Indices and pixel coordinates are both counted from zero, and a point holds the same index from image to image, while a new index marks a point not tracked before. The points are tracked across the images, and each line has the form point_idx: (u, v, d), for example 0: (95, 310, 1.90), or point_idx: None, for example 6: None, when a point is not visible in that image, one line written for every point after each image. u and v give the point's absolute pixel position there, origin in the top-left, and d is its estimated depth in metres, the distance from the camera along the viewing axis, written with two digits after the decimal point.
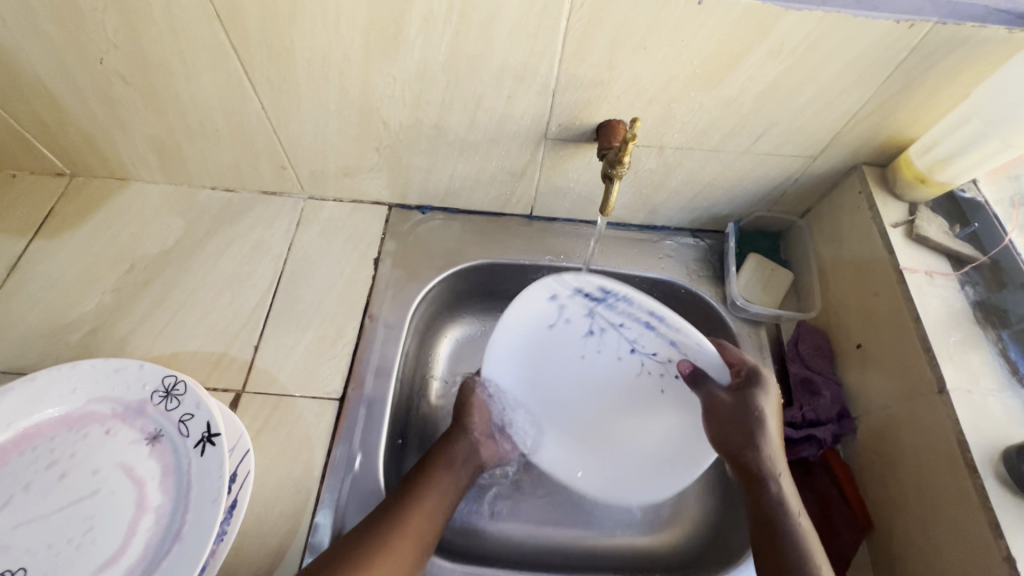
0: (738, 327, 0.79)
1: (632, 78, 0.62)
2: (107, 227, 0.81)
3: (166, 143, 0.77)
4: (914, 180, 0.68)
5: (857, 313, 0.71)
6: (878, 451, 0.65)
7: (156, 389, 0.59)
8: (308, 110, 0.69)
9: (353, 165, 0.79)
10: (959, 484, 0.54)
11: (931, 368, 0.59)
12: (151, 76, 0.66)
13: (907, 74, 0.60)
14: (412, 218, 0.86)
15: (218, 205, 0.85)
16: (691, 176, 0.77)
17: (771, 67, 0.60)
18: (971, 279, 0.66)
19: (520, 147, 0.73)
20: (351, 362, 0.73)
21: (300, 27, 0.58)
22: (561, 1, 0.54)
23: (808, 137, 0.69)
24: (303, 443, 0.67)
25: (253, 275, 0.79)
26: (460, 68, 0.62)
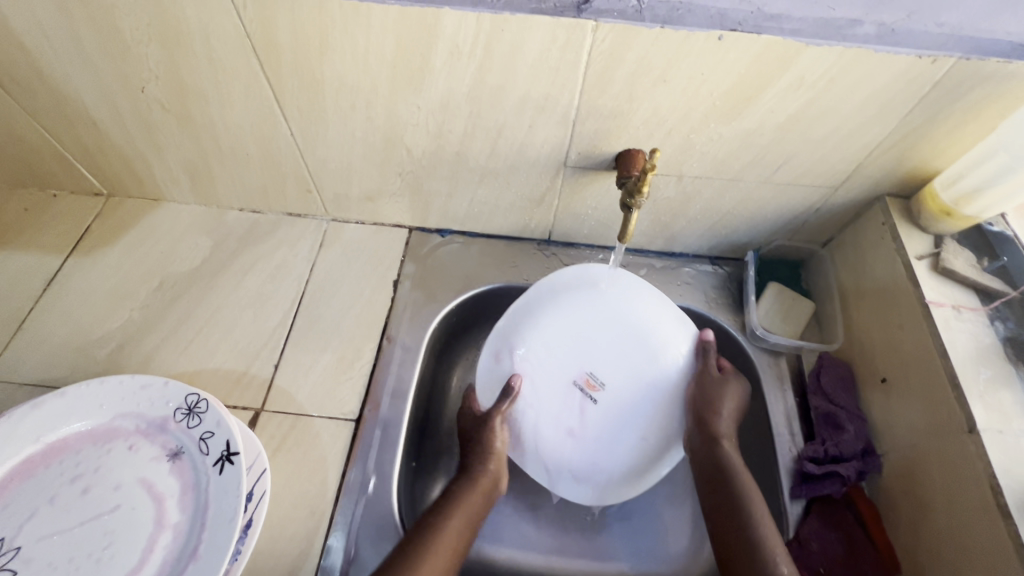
0: (758, 357, 0.78)
1: (652, 109, 0.63)
2: (139, 246, 0.84)
3: (199, 166, 0.80)
4: (939, 214, 0.67)
5: (882, 346, 0.69)
6: (907, 491, 0.63)
7: (179, 406, 0.61)
8: (335, 137, 0.72)
9: (376, 190, 0.81)
10: (995, 530, 0.52)
11: (961, 407, 0.57)
12: (189, 104, 0.69)
13: (931, 107, 0.59)
14: (431, 241, 0.88)
15: (245, 226, 0.87)
16: (710, 204, 0.77)
17: (791, 99, 0.60)
18: (1001, 314, 0.64)
19: (540, 174, 0.74)
20: (368, 384, 0.74)
21: (331, 58, 0.60)
22: (582, 36, 0.55)
23: (829, 168, 0.69)
24: (318, 464, 0.68)
25: (275, 294, 0.81)
26: (482, 98, 0.63)
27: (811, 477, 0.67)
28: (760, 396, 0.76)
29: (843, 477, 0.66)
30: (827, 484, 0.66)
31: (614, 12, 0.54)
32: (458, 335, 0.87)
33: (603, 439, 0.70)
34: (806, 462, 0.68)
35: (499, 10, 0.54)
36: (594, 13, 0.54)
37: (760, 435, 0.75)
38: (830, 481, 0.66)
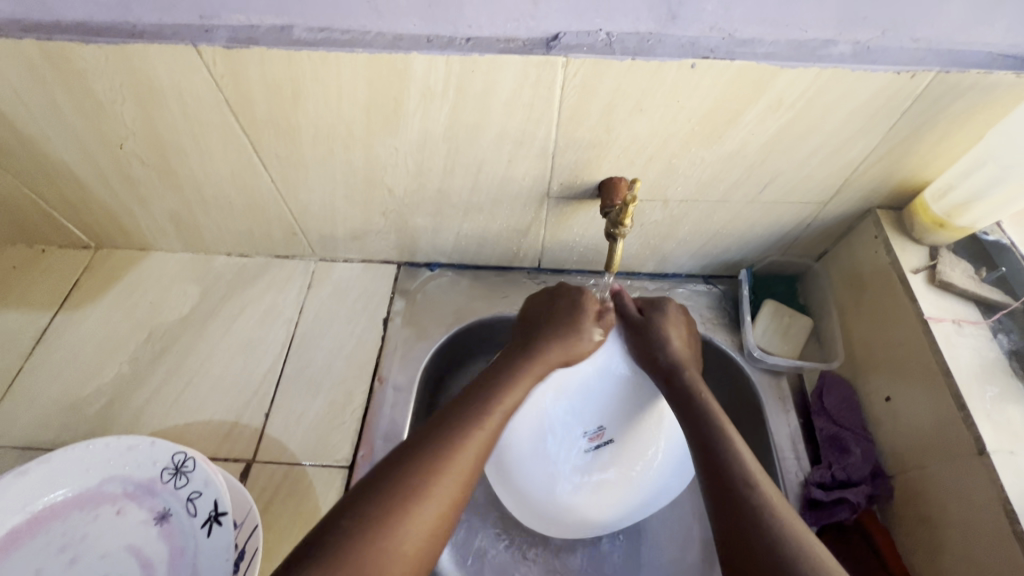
0: (758, 378, 0.76)
1: (630, 138, 0.62)
2: (127, 297, 0.84)
3: (183, 215, 0.80)
4: (932, 225, 0.66)
5: (884, 363, 0.67)
6: (919, 517, 0.60)
7: (166, 466, 0.60)
8: (315, 180, 0.71)
9: (361, 229, 0.80)
10: (1012, 560, 0.50)
11: (968, 428, 0.55)
12: (167, 157, 0.69)
13: (915, 121, 0.58)
14: (420, 276, 0.87)
15: (233, 271, 0.87)
16: (699, 226, 0.75)
17: (771, 121, 0.59)
18: (1003, 326, 0.62)
19: (524, 206, 0.73)
20: (360, 428, 0.73)
21: (304, 106, 0.60)
22: (553, 72, 0.55)
23: (816, 184, 0.68)
24: (312, 515, 0.66)
25: (265, 340, 0.80)
26: (459, 137, 0.63)
27: (819, 504, 0.65)
28: (763, 419, 0.74)
29: (852, 502, 0.64)
30: (836, 510, 0.64)
31: (584, 47, 0.53)
32: (451, 369, 0.86)
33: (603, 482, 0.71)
34: (814, 489, 0.66)
35: (468, 51, 0.53)
36: (564, 50, 0.53)
37: (765, 459, 0.72)
38: (838, 507, 0.64)
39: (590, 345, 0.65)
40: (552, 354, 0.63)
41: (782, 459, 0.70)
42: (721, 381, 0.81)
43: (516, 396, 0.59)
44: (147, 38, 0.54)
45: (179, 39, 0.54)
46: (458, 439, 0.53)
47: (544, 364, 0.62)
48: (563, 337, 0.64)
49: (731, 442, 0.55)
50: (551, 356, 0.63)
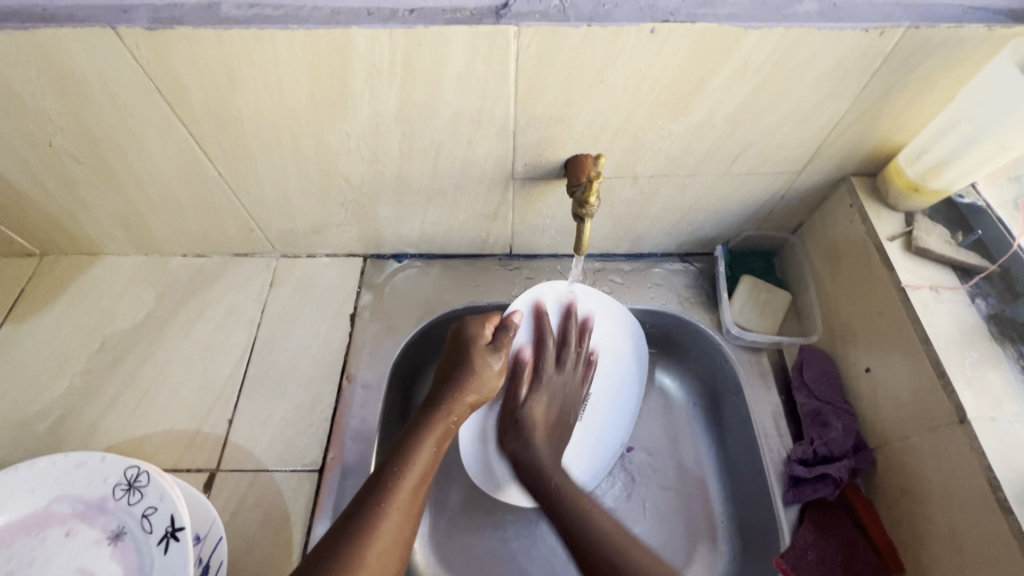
0: (736, 356, 0.75)
1: (593, 112, 0.59)
2: (77, 306, 0.80)
3: (130, 216, 0.75)
4: (906, 190, 0.64)
5: (863, 334, 0.66)
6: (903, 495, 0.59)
7: (118, 482, 0.56)
8: (266, 173, 0.67)
9: (321, 222, 0.77)
10: (997, 530, 0.49)
11: (948, 396, 0.54)
12: (103, 154, 0.64)
13: (886, 81, 0.56)
14: (388, 268, 0.83)
15: (190, 272, 0.83)
16: (671, 202, 0.73)
17: (738, 88, 0.57)
18: (980, 291, 0.61)
19: (489, 190, 0.70)
20: (329, 430, 0.70)
21: (243, 92, 0.56)
22: (506, 43, 0.51)
23: (788, 153, 0.65)
24: (282, 522, 0.63)
25: (226, 343, 0.77)
26: (413, 118, 0.59)
27: (802, 481, 0.64)
28: (743, 397, 0.72)
29: (835, 478, 0.62)
30: (819, 487, 0.63)
31: (536, 14, 0.50)
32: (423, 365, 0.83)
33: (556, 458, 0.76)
34: (796, 466, 0.64)
35: (412, 23, 0.50)
36: (515, 18, 0.50)
37: (747, 439, 0.71)
38: (821, 483, 0.63)
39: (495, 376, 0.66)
40: (465, 396, 0.64)
41: (764, 438, 0.68)
42: (701, 360, 0.80)
43: (430, 444, 0.60)
44: (61, 21, 0.50)
45: (96, 22, 0.50)
46: (389, 507, 0.55)
47: (457, 408, 0.63)
48: (467, 380, 0.64)
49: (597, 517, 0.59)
50: (466, 399, 0.64)
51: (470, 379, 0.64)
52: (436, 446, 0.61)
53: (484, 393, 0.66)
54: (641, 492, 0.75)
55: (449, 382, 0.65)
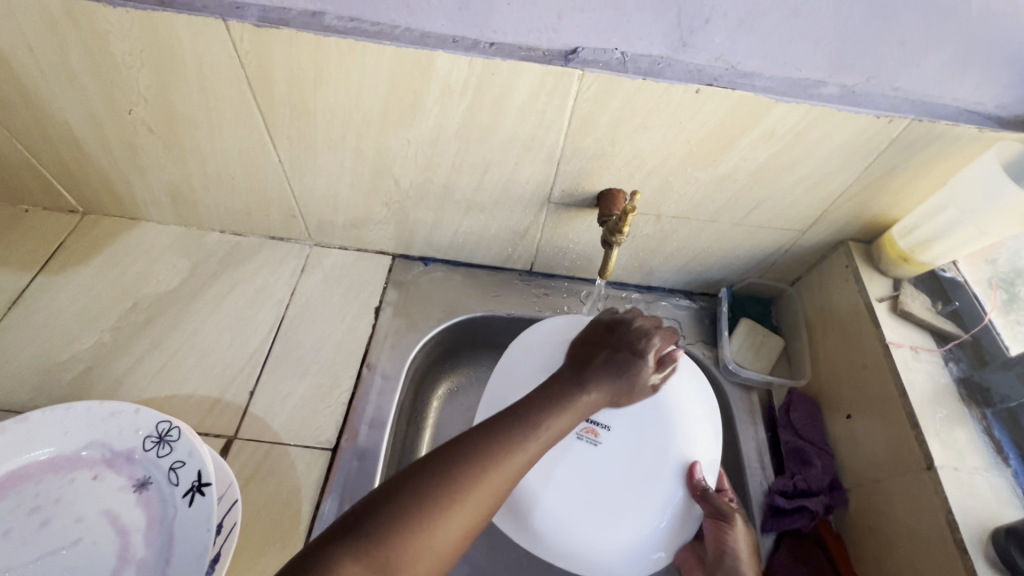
0: (731, 391, 0.81)
1: (632, 153, 0.66)
2: (113, 265, 0.83)
3: (182, 187, 0.79)
4: (897, 259, 0.72)
5: (848, 383, 0.73)
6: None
7: (149, 434, 0.59)
8: (324, 165, 0.72)
9: (362, 217, 0.82)
10: (951, 565, 0.54)
11: (920, 444, 0.60)
12: (176, 128, 0.69)
13: (889, 161, 0.64)
14: (415, 269, 0.88)
15: (227, 248, 0.87)
16: (686, 243, 0.80)
17: (763, 149, 0.64)
18: (954, 355, 0.68)
19: (524, 209, 0.76)
20: (346, 413, 0.73)
21: (324, 92, 0.62)
22: (570, 83, 0.58)
23: (797, 214, 0.73)
24: (292, 494, 0.66)
25: (254, 319, 0.80)
26: (472, 136, 0.66)
27: (780, 511, 0.69)
28: (734, 430, 0.78)
29: (812, 511, 0.68)
30: (795, 517, 0.68)
31: (600, 63, 0.57)
32: (461, 353, 0.90)
33: (644, 479, 0.61)
34: (776, 497, 0.70)
35: (491, 55, 0.56)
36: (581, 63, 0.57)
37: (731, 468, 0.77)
38: (798, 515, 0.68)
39: None
40: None
41: (749, 469, 0.74)
42: None
43: (549, 434, 0.52)
44: (175, 7, 0.55)
45: (209, 13, 0.55)
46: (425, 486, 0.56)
47: (510, 468, 0.48)
48: (499, 449, 0.49)
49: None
50: (522, 454, 0.50)
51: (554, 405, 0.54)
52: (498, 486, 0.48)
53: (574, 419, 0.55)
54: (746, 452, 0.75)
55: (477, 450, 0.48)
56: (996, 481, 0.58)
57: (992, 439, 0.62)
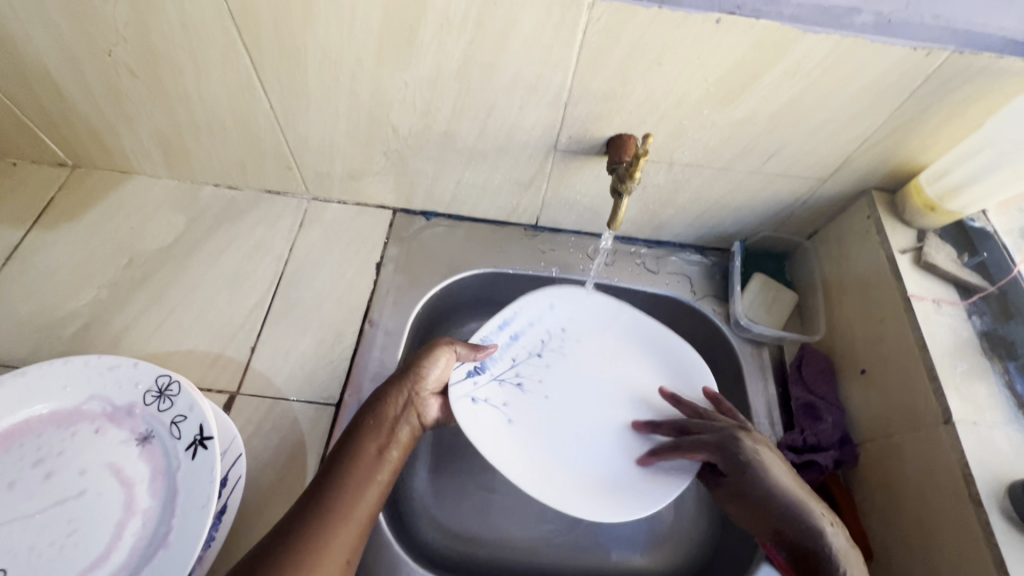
0: (741, 347, 0.79)
1: (645, 94, 0.61)
2: (106, 220, 0.80)
3: (172, 138, 0.76)
4: (924, 208, 0.68)
5: (863, 338, 0.70)
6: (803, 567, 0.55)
7: (149, 388, 0.58)
8: (318, 111, 0.69)
9: (359, 168, 0.78)
10: (965, 519, 0.53)
11: (937, 398, 0.58)
12: (160, 71, 0.65)
13: (922, 101, 0.59)
14: (416, 223, 0.85)
15: (222, 203, 0.84)
16: (699, 194, 0.76)
17: (786, 88, 0.59)
18: (978, 309, 0.65)
19: (529, 157, 0.72)
20: (348, 369, 0.72)
21: (314, 28, 0.57)
22: (578, 14, 0.53)
23: (819, 160, 0.69)
24: (296, 448, 0.66)
25: (253, 274, 0.78)
26: (473, 76, 0.61)
27: (789, 466, 0.68)
28: (742, 386, 0.77)
29: (821, 466, 0.67)
30: (804, 472, 0.67)
31: None
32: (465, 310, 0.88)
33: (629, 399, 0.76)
34: (785, 452, 0.69)
35: None
36: None
37: None
38: (807, 469, 0.67)
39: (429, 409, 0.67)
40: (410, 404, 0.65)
41: (757, 424, 0.73)
42: (706, 349, 0.84)
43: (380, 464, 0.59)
44: None
45: None
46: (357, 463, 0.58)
47: (364, 507, 0.55)
48: (334, 501, 0.54)
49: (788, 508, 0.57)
50: (376, 479, 0.57)
51: (381, 426, 0.61)
52: (360, 526, 0.54)
53: (417, 424, 0.65)
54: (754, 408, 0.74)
55: (314, 517, 0.52)
56: (1016, 436, 0.56)
57: (1014, 394, 0.59)
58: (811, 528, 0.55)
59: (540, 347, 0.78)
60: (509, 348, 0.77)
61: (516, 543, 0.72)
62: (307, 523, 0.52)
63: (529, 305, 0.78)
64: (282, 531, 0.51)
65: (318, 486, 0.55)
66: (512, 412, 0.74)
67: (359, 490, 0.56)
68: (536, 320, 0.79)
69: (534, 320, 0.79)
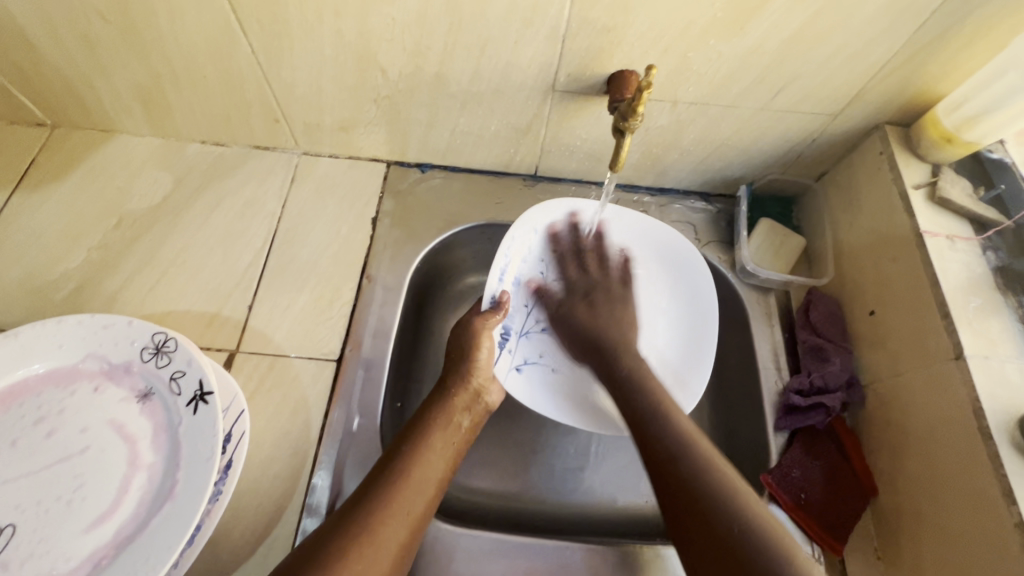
0: (746, 294, 0.77)
1: (648, 24, 0.58)
2: (91, 181, 0.78)
3: (151, 90, 0.72)
4: (940, 140, 0.65)
5: (873, 280, 0.69)
6: (690, 511, 0.51)
7: (146, 345, 0.57)
8: (302, 56, 0.65)
9: (350, 118, 0.75)
10: (973, 451, 0.53)
11: (948, 334, 0.57)
12: (132, 15, 0.61)
13: (943, 21, 0.56)
14: (412, 176, 0.83)
15: (210, 160, 0.81)
16: (704, 135, 0.73)
17: (798, 12, 0.56)
18: (993, 244, 0.63)
19: (527, 100, 0.69)
20: (348, 324, 0.71)
21: None
22: None
23: (830, 93, 0.65)
24: (300, 404, 0.66)
25: (246, 232, 0.76)
26: (465, 9, 0.58)
27: (795, 409, 0.68)
28: (748, 333, 0.76)
29: (828, 407, 0.67)
30: (811, 415, 0.67)
31: None
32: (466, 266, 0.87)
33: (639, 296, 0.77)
34: (792, 395, 0.68)
35: None
36: None
37: (745, 370, 0.75)
38: (814, 412, 0.67)
39: (494, 396, 0.68)
40: (471, 383, 0.66)
41: (763, 369, 0.72)
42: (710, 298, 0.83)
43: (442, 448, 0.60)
44: None
45: None
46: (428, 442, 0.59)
47: (427, 492, 0.56)
48: (396, 492, 0.55)
49: (670, 418, 0.58)
50: (438, 474, 0.58)
51: (447, 424, 0.62)
52: (418, 518, 0.54)
53: (479, 420, 0.66)
54: (760, 353, 0.73)
55: (373, 502, 0.53)
56: None
57: None
58: (684, 451, 0.54)
59: (542, 280, 0.77)
60: (515, 295, 0.75)
61: (524, 495, 0.73)
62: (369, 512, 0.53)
63: (519, 241, 0.74)
64: (344, 515, 0.52)
65: (380, 475, 0.56)
66: (550, 360, 0.75)
67: (422, 484, 0.56)
68: (527, 254, 0.76)
69: (525, 255, 0.75)
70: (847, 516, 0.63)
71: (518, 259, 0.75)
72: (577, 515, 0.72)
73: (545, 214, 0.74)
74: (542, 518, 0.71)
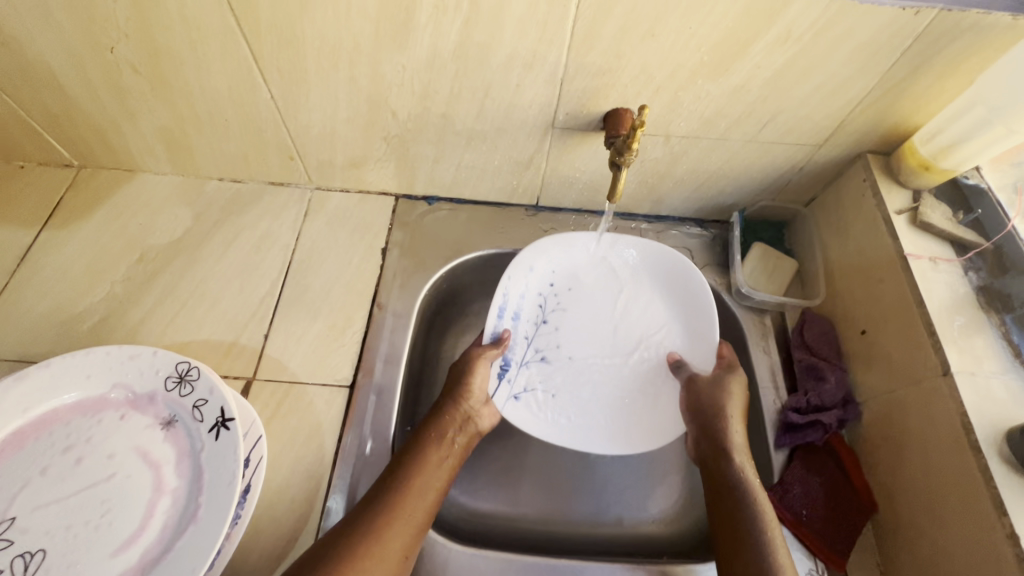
0: (743, 315, 0.80)
1: (640, 67, 0.62)
2: (115, 218, 0.82)
3: (175, 133, 0.77)
4: (918, 167, 0.69)
5: (863, 300, 0.72)
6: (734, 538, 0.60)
7: (170, 374, 0.60)
8: (318, 100, 0.70)
9: (361, 156, 0.79)
10: (964, 464, 0.55)
11: (936, 352, 0.60)
12: (162, 66, 0.66)
13: (913, 61, 0.60)
14: (419, 209, 0.87)
15: (227, 196, 0.85)
16: (696, 166, 0.77)
17: (778, 55, 0.60)
18: (974, 265, 0.67)
19: (528, 136, 0.73)
20: (361, 351, 0.74)
21: (312, 15, 0.59)
22: None
23: (813, 126, 0.70)
24: (314, 429, 0.68)
25: (262, 265, 0.80)
26: (470, 57, 0.62)
27: (793, 427, 0.70)
28: (746, 354, 0.78)
29: (825, 425, 0.69)
30: (808, 432, 0.69)
31: None
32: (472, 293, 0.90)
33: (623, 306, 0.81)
34: (789, 413, 0.70)
35: None
36: None
37: None
38: (812, 429, 0.69)
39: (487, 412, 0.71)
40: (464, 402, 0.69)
41: (761, 388, 0.75)
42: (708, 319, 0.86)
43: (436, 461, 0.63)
44: None
45: None
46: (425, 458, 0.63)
47: (423, 507, 0.59)
48: (396, 504, 0.58)
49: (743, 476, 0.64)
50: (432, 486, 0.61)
51: (441, 439, 0.65)
52: (414, 530, 0.58)
53: (471, 440, 0.69)
54: (758, 373, 0.76)
55: (373, 515, 0.57)
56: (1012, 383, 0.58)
57: (1010, 345, 0.61)
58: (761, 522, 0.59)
59: (540, 310, 0.80)
60: (516, 329, 0.78)
61: (532, 517, 0.74)
62: (363, 525, 0.56)
63: (514, 280, 0.77)
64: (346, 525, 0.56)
65: (374, 490, 0.59)
66: (554, 389, 0.77)
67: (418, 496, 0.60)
68: (523, 289, 0.79)
69: (522, 291, 0.79)
70: (848, 533, 0.64)
71: (517, 295, 0.78)
72: (585, 536, 0.73)
73: (537, 249, 0.78)
74: (550, 538, 0.73)
